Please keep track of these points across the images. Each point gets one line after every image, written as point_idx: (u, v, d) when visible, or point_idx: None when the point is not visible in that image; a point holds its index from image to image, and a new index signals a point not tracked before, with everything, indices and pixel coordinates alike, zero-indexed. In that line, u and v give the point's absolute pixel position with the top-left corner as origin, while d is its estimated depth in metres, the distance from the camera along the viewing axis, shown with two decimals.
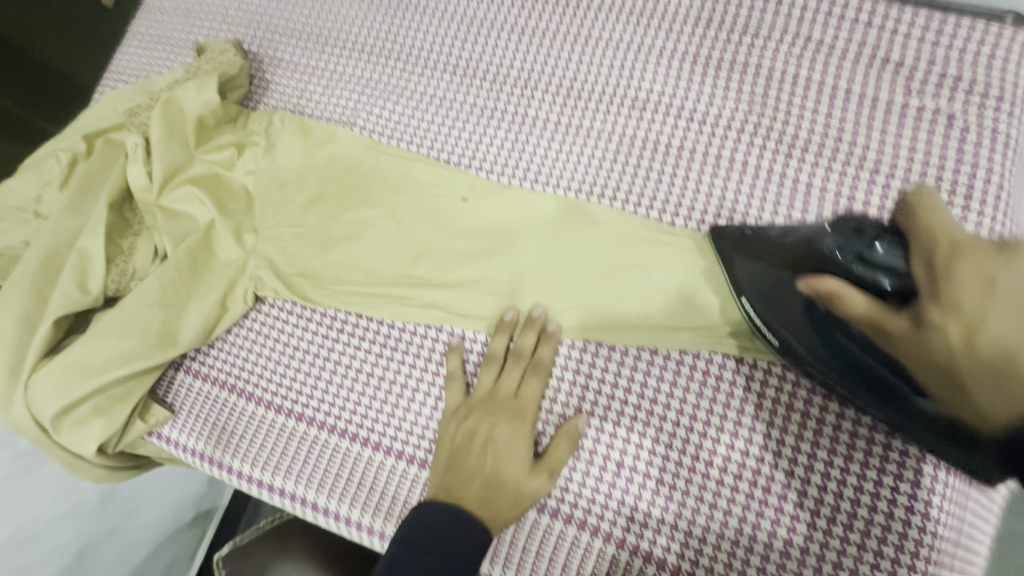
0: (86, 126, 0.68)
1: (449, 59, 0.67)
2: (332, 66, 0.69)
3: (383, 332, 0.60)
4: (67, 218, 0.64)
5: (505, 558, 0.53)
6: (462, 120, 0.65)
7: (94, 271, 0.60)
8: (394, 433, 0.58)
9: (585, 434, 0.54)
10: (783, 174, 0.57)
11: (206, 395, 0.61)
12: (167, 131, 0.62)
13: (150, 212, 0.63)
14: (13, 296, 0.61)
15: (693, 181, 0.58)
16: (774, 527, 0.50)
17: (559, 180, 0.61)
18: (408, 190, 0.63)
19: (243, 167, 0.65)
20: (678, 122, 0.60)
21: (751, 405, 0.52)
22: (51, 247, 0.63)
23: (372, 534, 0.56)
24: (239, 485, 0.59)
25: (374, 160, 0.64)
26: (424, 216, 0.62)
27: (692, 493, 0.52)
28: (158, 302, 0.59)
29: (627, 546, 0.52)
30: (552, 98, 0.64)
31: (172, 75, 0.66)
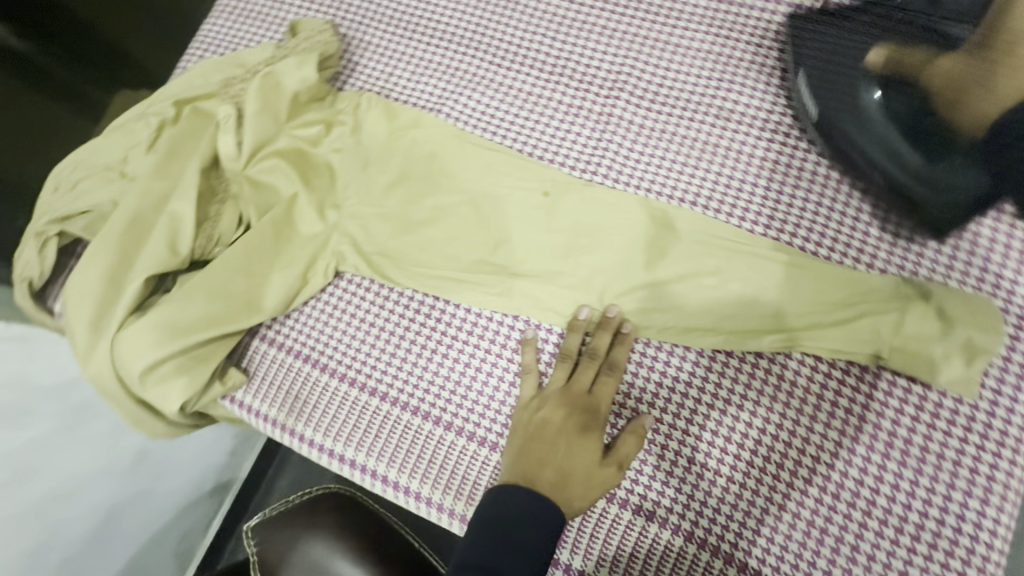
0: (175, 93, 0.69)
1: (536, 55, 0.68)
2: (420, 52, 0.70)
3: (458, 315, 0.62)
4: (155, 181, 0.65)
5: (571, 543, 0.54)
6: (547, 115, 0.66)
7: (182, 234, 0.62)
8: (466, 415, 0.59)
9: (655, 429, 0.55)
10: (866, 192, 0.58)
11: (281, 363, 0.63)
12: (262, 103, 0.64)
13: (237, 180, 0.65)
14: (102, 251, 0.63)
15: (775, 192, 0.60)
16: (842, 531, 0.51)
17: (640, 181, 0.63)
18: (491, 179, 0.64)
19: (330, 144, 0.67)
20: (762, 133, 0.62)
21: (824, 413, 0.53)
22: (139, 208, 0.64)
23: (440, 512, 0.57)
24: (309, 454, 0.61)
25: (459, 147, 0.65)
26: (506, 205, 0.63)
27: (761, 494, 0.53)
28: (244, 270, 0.61)
29: (693, 539, 0.53)
30: (638, 101, 0.65)
31: (266, 49, 0.68)
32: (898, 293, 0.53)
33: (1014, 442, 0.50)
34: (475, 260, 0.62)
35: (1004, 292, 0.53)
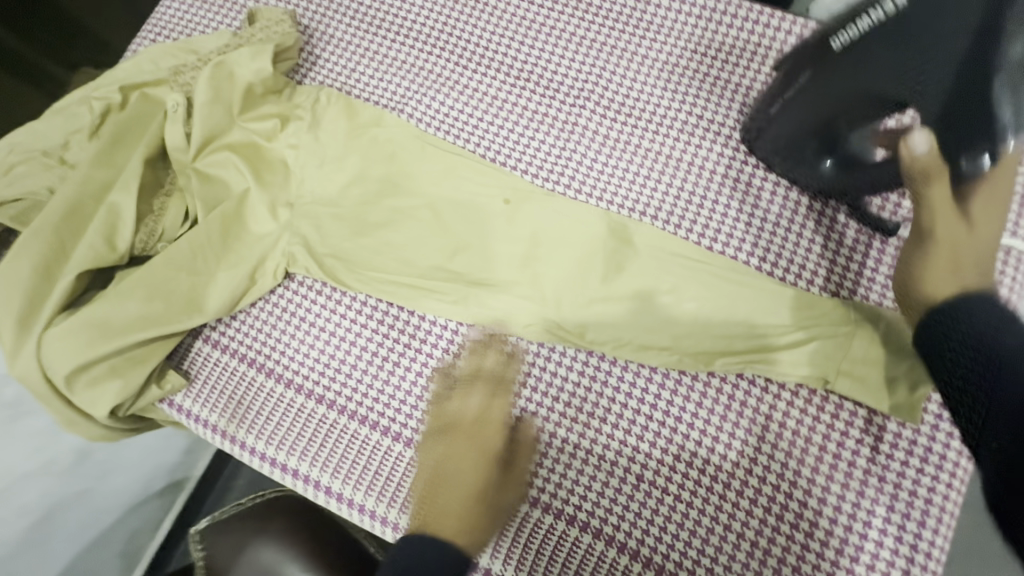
0: (122, 77, 0.66)
1: (504, 59, 0.67)
2: (385, 49, 0.68)
3: (412, 322, 0.60)
4: (96, 171, 0.62)
5: (517, 559, 0.53)
6: (511, 121, 0.65)
7: (122, 227, 0.59)
8: (416, 426, 0.58)
9: (603, 442, 0.55)
10: (822, 214, 0.58)
11: (224, 366, 0.60)
12: (214, 92, 0.61)
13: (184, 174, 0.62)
14: (35, 245, 0.59)
15: (735, 210, 0.60)
16: (784, 551, 0.51)
17: (603, 193, 0.62)
18: (451, 186, 0.62)
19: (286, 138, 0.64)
20: (726, 150, 0.61)
21: (771, 433, 0.54)
22: (77, 198, 0.61)
23: (386, 526, 0.56)
24: (250, 463, 0.59)
25: (420, 150, 0.64)
26: (465, 212, 0.61)
27: (708, 513, 0.53)
28: (186, 268, 0.58)
29: (639, 557, 0.53)
30: (604, 112, 0.64)
31: (222, 37, 0.65)
32: (849, 316, 0.52)
33: (952, 466, 0.51)
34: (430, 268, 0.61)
35: None
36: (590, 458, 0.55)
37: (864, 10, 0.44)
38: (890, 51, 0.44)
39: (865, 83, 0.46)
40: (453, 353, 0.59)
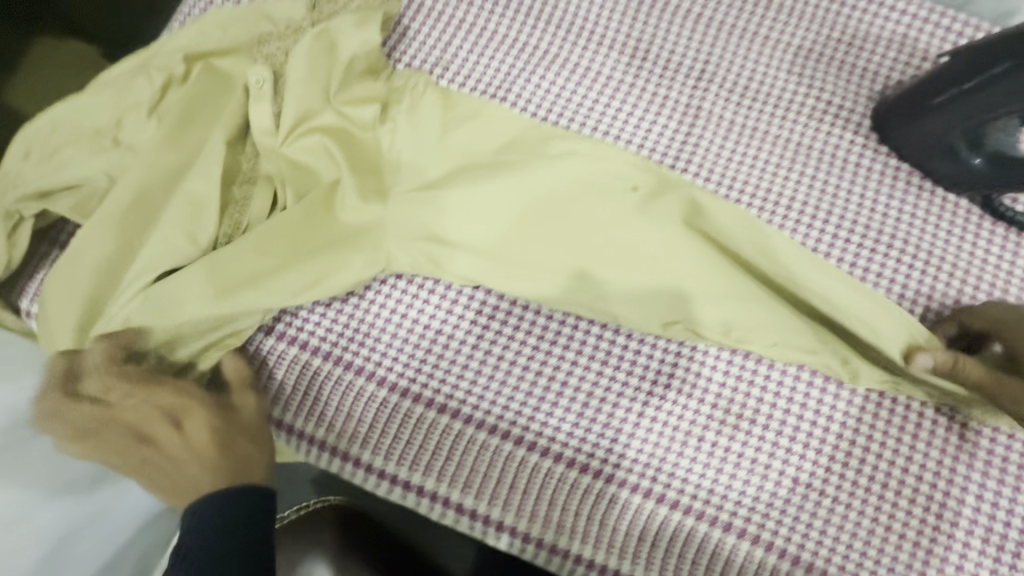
0: (182, 41, 0.56)
1: (613, 35, 0.62)
2: (482, 21, 0.62)
3: (533, 324, 0.56)
4: (159, 153, 0.53)
5: (645, 558, 0.52)
6: (627, 104, 0.60)
7: (202, 219, 0.52)
8: (551, 434, 0.54)
9: (749, 442, 0.53)
10: (957, 204, 0.56)
11: (303, 365, 0.57)
12: (308, 66, 0.54)
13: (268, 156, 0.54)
14: (93, 241, 0.51)
15: (871, 198, 0.57)
16: (945, 549, 0.50)
17: (731, 182, 0.58)
18: (575, 175, 0.53)
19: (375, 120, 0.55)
20: (858, 139, 0.58)
21: (927, 431, 0.52)
22: (142, 185, 0.52)
23: (502, 531, 0.54)
24: (362, 480, 0.56)
25: (533, 136, 0.54)
26: (592, 204, 0.52)
27: (867, 514, 0.51)
28: (266, 253, 0.52)
29: (800, 562, 0.51)
30: (727, 95, 0.60)
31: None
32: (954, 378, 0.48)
33: None
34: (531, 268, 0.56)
35: None
36: (733, 459, 0.53)
37: None
38: None
39: None
40: (568, 345, 0.55)
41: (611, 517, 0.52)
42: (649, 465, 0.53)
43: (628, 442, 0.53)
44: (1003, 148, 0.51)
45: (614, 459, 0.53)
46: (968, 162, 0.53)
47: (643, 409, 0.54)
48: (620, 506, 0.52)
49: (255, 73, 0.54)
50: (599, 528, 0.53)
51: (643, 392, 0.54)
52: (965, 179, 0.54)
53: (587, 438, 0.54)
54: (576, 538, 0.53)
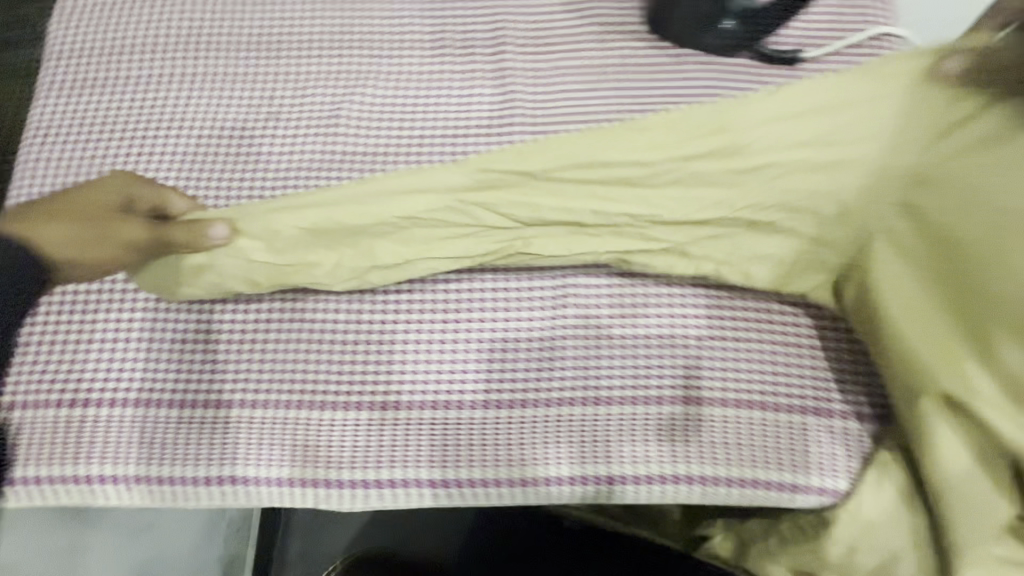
0: None
1: (411, 36, 0.68)
2: (293, 68, 0.67)
3: (447, 301, 0.59)
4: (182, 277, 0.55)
5: (725, 458, 0.55)
6: (444, 86, 0.66)
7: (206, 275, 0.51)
8: (487, 386, 0.57)
9: (646, 321, 0.58)
10: (740, 61, 0.64)
11: (233, 423, 0.56)
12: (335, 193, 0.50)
13: (546, 144, 0.50)
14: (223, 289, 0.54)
15: (671, 85, 0.64)
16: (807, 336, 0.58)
17: (554, 116, 0.64)
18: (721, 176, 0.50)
19: (616, 143, 0.50)
20: (644, 42, 0.66)
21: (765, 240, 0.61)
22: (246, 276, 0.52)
23: (552, 483, 0.56)
24: (352, 504, 0.56)
25: (638, 135, 0.50)
26: (645, 131, 0.50)
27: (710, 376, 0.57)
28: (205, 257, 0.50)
29: (724, 372, 0.57)
30: (524, 49, 0.66)
31: (151, 129, 0.66)
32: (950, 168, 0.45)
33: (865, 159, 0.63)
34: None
35: None
36: (628, 341, 0.58)
37: None
38: None
39: None
40: (480, 298, 0.59)
41: (559, 433, 0.56)
42: (575, 385, 0.57)
43: (546, 374, 0.57)
44: (744, 5, 0.60)
45: (537, 385, 0.57)
46: (722, 24, 0.61)
47: (669, 395, 0.56)
48: (562, 421, 0.57)
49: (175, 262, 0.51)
50: (555, 447, 0.56)
51: (777, 466, 0.55)
52: (727, 41, 0.63)
53: (552, 372, 0.58)
54: (540, 463, 0.56)
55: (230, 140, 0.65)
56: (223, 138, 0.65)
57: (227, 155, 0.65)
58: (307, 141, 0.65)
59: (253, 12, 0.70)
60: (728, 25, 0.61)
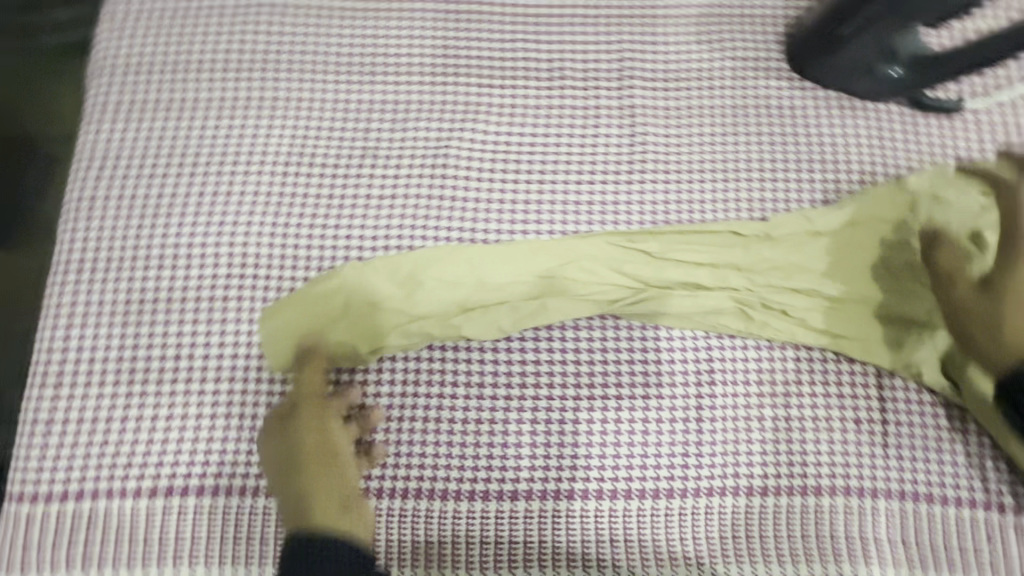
0: (111, 251, 0.55)
1: (524, 62, 0.60)
2: (390, 94, 0.59)
3: (577, 376, 0.53)
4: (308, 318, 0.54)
5: (887, 557, 0.51)
6: (565, 124, 0.59)
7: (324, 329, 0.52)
8: (629, 473, 0.52)
9: (799, 403, 0.53)
10: (890, 109, 0.59)
11: None
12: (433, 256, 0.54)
13: (671, 240, 0.55)
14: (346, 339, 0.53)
15: (818, 132, 0.58)
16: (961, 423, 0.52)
17: (689, 164, 0.58)
18: (815, 262, 0.54)
19: (696, 240, 0.55)
20: (787, 81, 0.60)
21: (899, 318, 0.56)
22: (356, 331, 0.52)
23: None
24: None
25: (743, 250, 0.54)
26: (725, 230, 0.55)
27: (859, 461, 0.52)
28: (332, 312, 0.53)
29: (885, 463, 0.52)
30: (654, 85, 0.60)
31: (225, 161, 0.57)
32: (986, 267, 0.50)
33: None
34: (538, 328, 0.54)
35: None
36: (780, 424, 0.53)
37: None
38: None
39: None
40: (616, 373, 0.53)
41: (707, 527, 0.51)
42: (727, 473, 0.52)
43: (694, 459, 0.52)
44: (917, 50, 0.53)
45: (684, 473, 0.52)
46: (886, 71, 0.55)
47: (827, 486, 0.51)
48: (710, 513, 0.52)
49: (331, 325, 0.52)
50: (703, 544, 0.51)
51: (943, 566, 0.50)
52: (884, 88, 0.57)
53: (697, 458, 0.52)
54: (689, 563, 0.51)
55: (321, 178, 0.57)
56: (312, 174, 0.57)
57: (319, 194, 0.56)
58: (412, 182, 0.57)
59: (338, 24, 0.61)
60: (890, 73, 0.55)
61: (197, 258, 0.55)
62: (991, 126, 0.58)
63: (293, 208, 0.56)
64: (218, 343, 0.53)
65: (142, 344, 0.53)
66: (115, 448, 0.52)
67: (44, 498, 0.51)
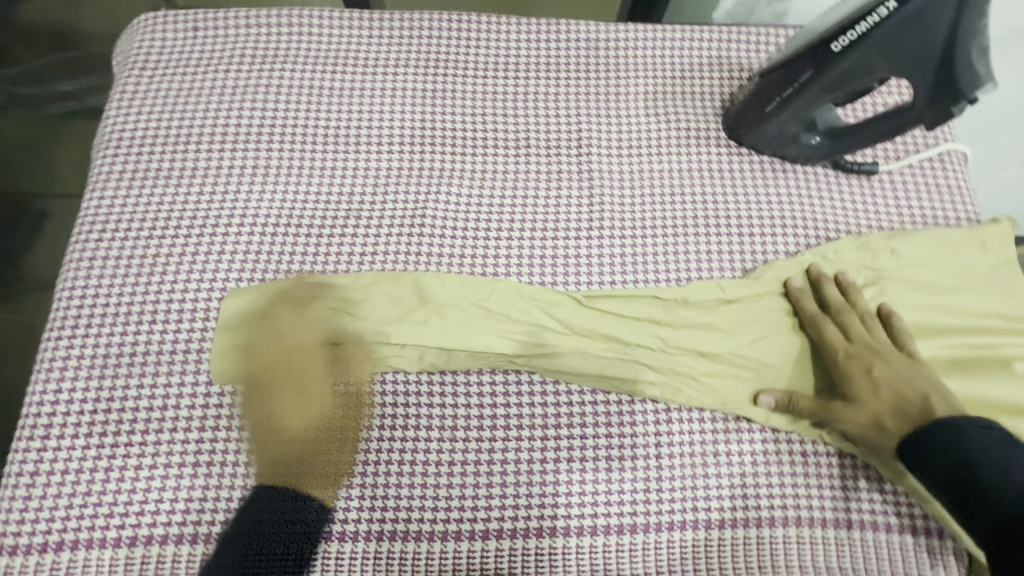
0: (106, 309, 0.59)
1: (493, 133, 0.68)
2: (372, 162, 0.66)
3: (545, 416, 0.58)
4: (268, 336, 0.57)
5: None
6: (531, 186, 0.66)
7: (283, 356, 0.57)
8: (590, 509, 0.56)
9: (744, 441, 0.59)
10: (816, 170, 0.67)
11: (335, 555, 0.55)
12: (394, 291, 0.59)
13: (612, 299, 0.61)
14: (306, 362, 0.57)
15: (753, 191, 0.66)
16: None
17: (641, 221, 0.65)
18: (726, 323, 0.60)
19: (634, 303, 0.61)
20: (725, 147, 0.68)
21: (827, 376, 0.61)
22: (317, 357, 0.57)
23: None
24: None
25: (665, 310, 0.60)
26: (648, 298, 0.61)
27: (802, 495, 0.57)
28: (297, 333, 0.57)
29: (824, 496, 0.57)
30: (609, 151, 0.68)
31: (218, 224, 0.62)
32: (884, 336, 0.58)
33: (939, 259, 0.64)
34: (507, 373, 0.59)
35: (932, 218, 0.66)
36: (727, 462, 0.58)
37: (857, 17, 0.50)
38: (888, 61, 0.51)
39: (860, 80, 0.54)
40: (578, 414, 0.59)
41: (664, 559, 0.56)
42: (682, 508, 0.56)
43: (651, 494, 0.57)
44: (831, 123, 0.62)
45: (641, 507, 0.56)
46: (805, 140, 0.63)
47: (771, 517, 0.57)
48: (667, 546, 0.56)
49: (290, 350, 0.57)
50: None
51: None
52: (807, 154, 0.64)
53: (655, 494, 0.57)
54: None
55: (309, 236, 0.62)
56: (300, 234, 0.62)
57: (307, 252, 0.62)
58: (392, 240, 0.63)
59: (326, 100, 0.68)
60: (809, 141, 0.63)
61: (189, 314, 0.59)
62: (901, 188, 0.67)
63: (281, 266, 0.61)
64: (206, 393, 0.57)
65: (130, 395, 0.56)
66: (97, 499, 0.54)
67: (23, 551, 0.52)
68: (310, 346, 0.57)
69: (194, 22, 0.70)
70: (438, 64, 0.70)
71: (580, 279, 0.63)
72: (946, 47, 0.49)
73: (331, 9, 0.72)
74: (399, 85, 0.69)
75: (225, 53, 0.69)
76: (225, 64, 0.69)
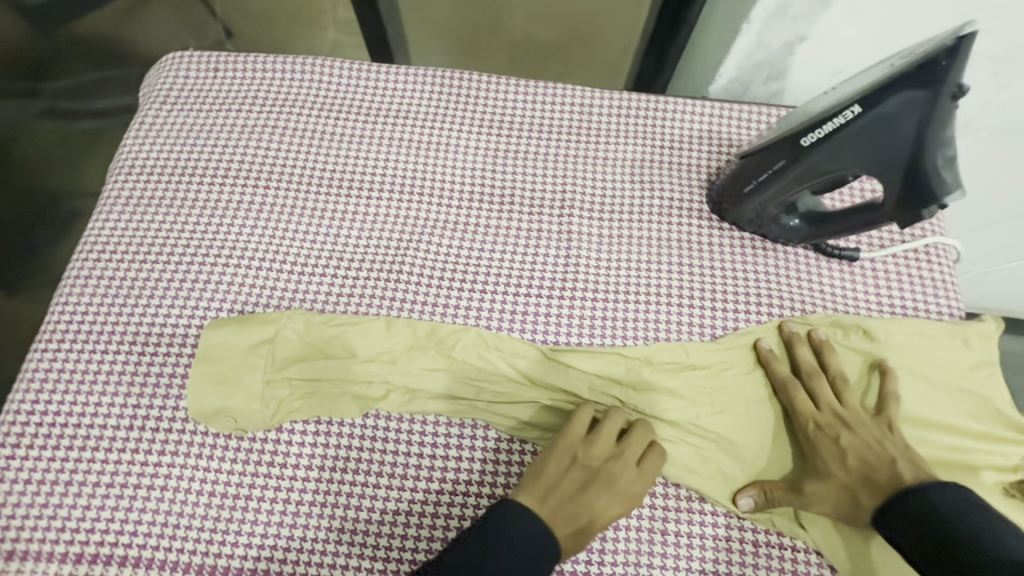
0: (93, 326, 0.62)
1: (480, 190, 0.70)
2: (360, 208, 0.68)
3: (496, 474, 0.59)
4: (242, 367, 0.59)
5: None
6: (511, 244, 0.67)
7: (255, 385, 0.58)
8: None
9: (697, 521, 0.57)
10: (796, 251, 0.67)
11: None
12: (369, 333, 0.61)
13: (580, 357, 0.61)
14: (278, 394, 0.59)
15: (731, 267, 0.66)
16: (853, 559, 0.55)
17: (616, 287, 0.66)
18: (690, 391, 0.60)
19: (602, 360, 0.61)
20: (706, 221, 0.68)
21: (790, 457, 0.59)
22: (290, 390, 0.59)
23: None
24: None
25: (630, 371, 0.61)
26: (616, 357, 0.62)
27: None
28: (271, 366, 0.59)
29: None
30: (591, 216, 0.69)
31: (208, 255, 0.66)
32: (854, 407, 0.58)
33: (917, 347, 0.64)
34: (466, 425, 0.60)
35: (913, 310, 0.65)
36: (677, 542, 0.56)
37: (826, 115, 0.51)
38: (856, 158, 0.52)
39: (833, 173, 0.54)
40: None
41: None
42: None
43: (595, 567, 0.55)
44: (810, 208, 0.62)
45: None
46: (784, 222, 0.63)
47: None
48: None
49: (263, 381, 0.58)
50: None
51: None
52: (787, 235, 0.65)
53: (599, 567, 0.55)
54: None
55: (291, 274, 0.65)
56: (283, 271, 0.65)
57: (287, 289, 0.64)
58: (371, 285, 0.65)
59: (326, 146, 0.72)
60: (788, 224, 0.63)
61: (169, 338, 0.62)
62: (883, 277, 0.66)
63: (262, 300, 0.64)
64: (173, 416, 0.59)
65: (101, 412, 0.59)
66: (53, 511, 0.55)
67: None
68: (284, 377, 0.59)
69: (217, 65, 0.76)
70: (436, 120, 0.74)
71: (548, 338, 0.63)
72: (911, 150, 0.49)
73: (343, 62, 0.76)
74: (396, 136, 0.72)
75: (240, 95, 0.74)
76: (237, 105, 0.74)
